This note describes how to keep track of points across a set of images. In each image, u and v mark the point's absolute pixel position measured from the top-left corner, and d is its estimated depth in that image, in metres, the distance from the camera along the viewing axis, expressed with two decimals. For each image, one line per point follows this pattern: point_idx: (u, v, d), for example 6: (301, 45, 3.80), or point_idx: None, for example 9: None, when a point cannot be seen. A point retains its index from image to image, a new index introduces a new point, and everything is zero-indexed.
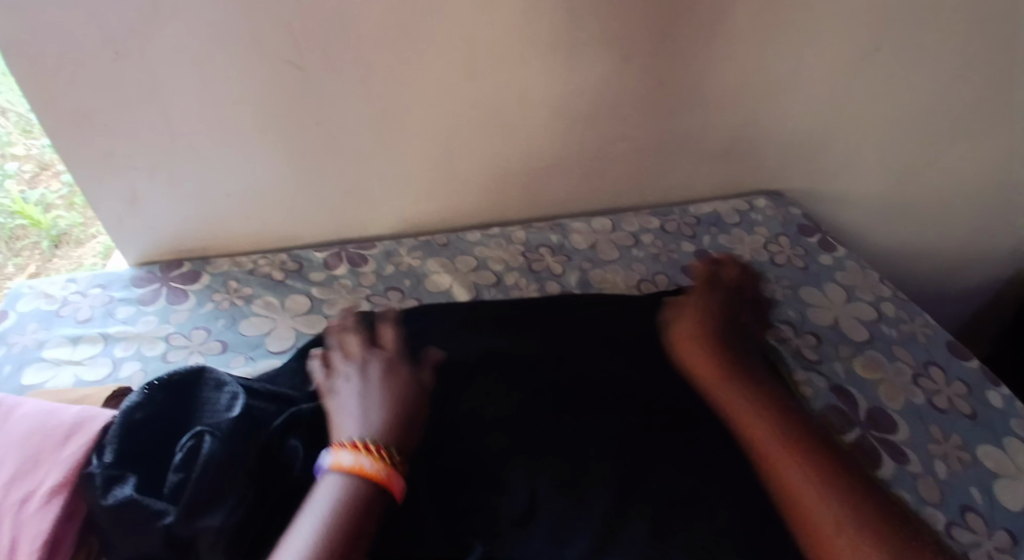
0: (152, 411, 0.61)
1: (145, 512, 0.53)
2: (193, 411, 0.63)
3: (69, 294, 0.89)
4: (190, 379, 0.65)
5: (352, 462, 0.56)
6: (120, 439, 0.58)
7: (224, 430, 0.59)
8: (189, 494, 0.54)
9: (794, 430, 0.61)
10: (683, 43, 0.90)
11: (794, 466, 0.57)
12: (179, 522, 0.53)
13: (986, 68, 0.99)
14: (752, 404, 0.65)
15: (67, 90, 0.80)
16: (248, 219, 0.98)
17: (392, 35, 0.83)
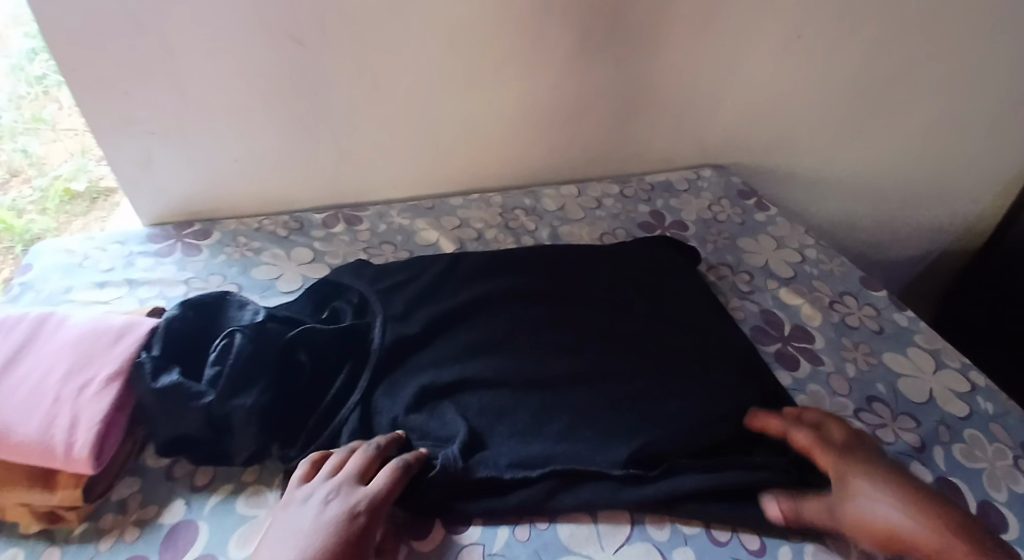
0: (185, 319, 0.72)
1: (186, 393, 0.66)
2: (220, 323, 0.74)
3: (89, 249, 0.98)
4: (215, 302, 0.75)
5: None
6: (165, 340, 0.70)
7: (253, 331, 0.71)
8: (225, 378, 0.66)
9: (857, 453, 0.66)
10: (633, 28, 1.04)
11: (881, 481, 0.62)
12: (217, 400, 0.66)
13: (896, 53, 1.14)
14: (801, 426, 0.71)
15: (95, 62, 0.92)
16: (252, 184, 1.10)
17: (380, 16, 0.95)
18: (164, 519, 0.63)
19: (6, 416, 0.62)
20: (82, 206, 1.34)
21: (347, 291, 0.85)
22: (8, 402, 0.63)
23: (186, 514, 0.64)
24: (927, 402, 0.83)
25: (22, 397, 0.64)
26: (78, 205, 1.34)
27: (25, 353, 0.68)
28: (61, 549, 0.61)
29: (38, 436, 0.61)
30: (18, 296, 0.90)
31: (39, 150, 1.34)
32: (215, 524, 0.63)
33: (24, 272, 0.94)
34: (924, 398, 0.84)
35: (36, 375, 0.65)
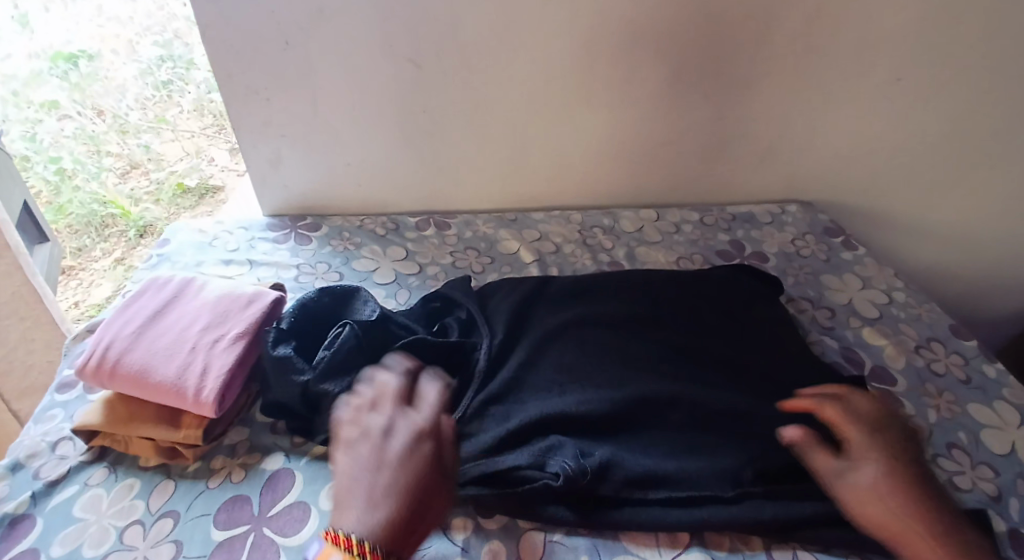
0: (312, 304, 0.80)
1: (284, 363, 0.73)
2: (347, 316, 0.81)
3: (218, 231, 1.10)
4: (345, 295, 0.82)
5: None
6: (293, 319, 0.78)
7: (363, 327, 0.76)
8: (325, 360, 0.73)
9: (886, 442, 0.68)
10: (729, 64, 1.08)
11: (880, 463, 0.66)
12: (313, 379, 0.72)
13: (1003, 104, 1.11)
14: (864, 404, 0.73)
15: (242, 70, 1.05)
16: (358, 187, 1.20)
17: (490, 43, 1.04)
18: (266, 465, 0.72)
19: (150, 358, 0.72)
20: (191, 201, 1.68)
21: (455, 306, 0.88)
22: (153, 347, 0.73)
23: (284, 463, 0.72)
24: (1009, 454, 0.80)
25: (165, 344, 0.74)
26: (188, 200, 1.68)
27: (171, 308, 0.78)
28: (177, 480, 0.70)
29: (174, 378, 0.70)
30: (156, 265, 1.02)
31: (160, 148, 1.74)
32: (309, 474, 0.70)
33: (161, 246, 1.07)
34: (1006, 449, 0.81)
35: (178, 327, 0.75)
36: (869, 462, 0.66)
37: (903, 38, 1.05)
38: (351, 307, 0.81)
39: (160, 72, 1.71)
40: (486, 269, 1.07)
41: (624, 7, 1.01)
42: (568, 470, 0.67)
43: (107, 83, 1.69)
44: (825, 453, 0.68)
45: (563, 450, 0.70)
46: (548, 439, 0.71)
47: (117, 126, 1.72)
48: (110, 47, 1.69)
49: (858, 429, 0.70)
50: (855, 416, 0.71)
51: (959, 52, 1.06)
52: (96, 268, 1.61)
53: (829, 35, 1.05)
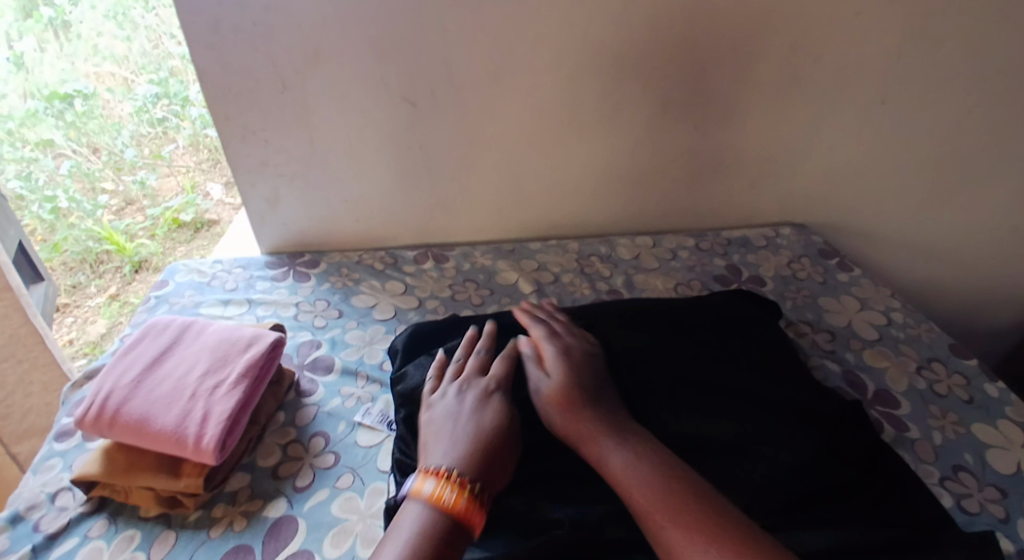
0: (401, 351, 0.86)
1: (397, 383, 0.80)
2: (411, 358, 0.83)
3: (216, 271, 1.10)
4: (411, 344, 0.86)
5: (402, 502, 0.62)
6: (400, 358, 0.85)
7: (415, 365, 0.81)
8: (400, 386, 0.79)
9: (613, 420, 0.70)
10: (718, 94, 1.10)
11: (600, 420, 0.70)
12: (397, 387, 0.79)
13: (987, 125, 1.14)
14: (568, 373, 0.75)
15: (240, 111, 1.06)
16: (356, 222, 1.21)
17: (484, 80, 1.06)
18: (268, 513, 0.71)
19: (149, 407, 0.72)
20: (187, 235, 1.74)
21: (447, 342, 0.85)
22: (152, 394, 0.73)
23: (287, 510, 0.71)
24: (1017, 474, 0.80)
25: (164, 391, 0.74)
26: (184, 234, 1.74)
27: (170, 354, 0.79)
28: (177, 532, 0.69)
29: (173, 426, 0.70)
30: (154, 307, 1.02)
31: (155, 184, 1.79)
32: (312, 521, 0.69)
33: (159, 288, 1.06)
34: (1013, 469, 0.81)
35: (177, 373, 0.76)
36: (594, 421, 0.70)
37: (886, 64, 1.08)
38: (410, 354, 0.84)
39: (145, 99, 1.70)
40: (486, 301, 1.06)
41: (614, 42, 1.04)
42: (570, 517, 0.66)
43: (101, 120, 1.66)
44: (591, 442, 0.68)
45: (567, 499, 0.69)
46: (546, 483, 0.70)
47: (112, 162, 1.72)
48: (101, 79, 1.64)
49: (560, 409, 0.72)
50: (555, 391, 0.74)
51: (942, 76, 1.09)
52: (90, 306, 1.60)
53: (814, 64, 1.08)
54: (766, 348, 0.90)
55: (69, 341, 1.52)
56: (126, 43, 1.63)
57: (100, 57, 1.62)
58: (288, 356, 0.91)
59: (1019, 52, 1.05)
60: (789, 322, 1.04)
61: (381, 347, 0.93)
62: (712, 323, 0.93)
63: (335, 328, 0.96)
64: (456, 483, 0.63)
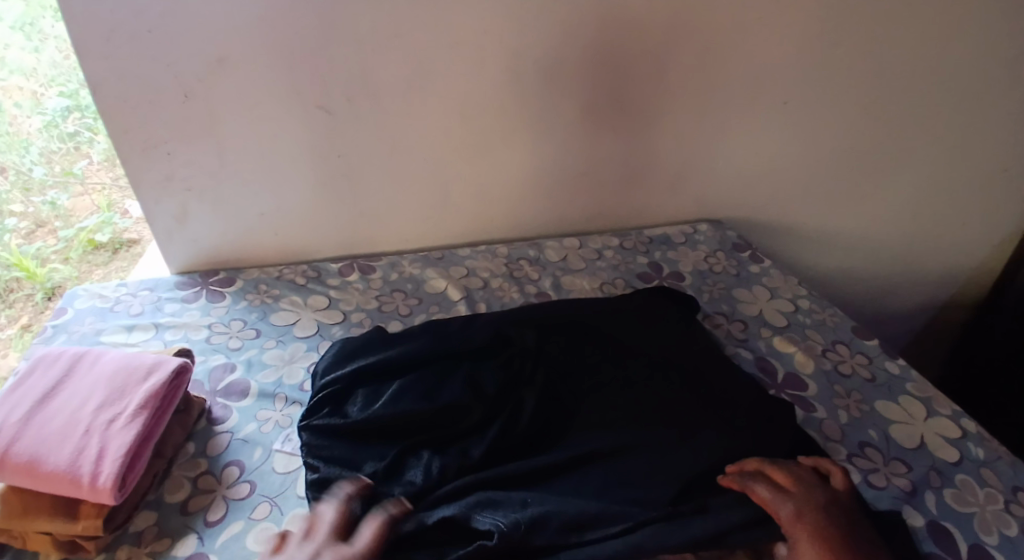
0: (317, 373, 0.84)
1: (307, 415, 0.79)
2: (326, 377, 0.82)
3: (121, 294, 1.04)
4: (327, 364, 0.85)
5: None
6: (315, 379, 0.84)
7: (325, 392, 0.80)
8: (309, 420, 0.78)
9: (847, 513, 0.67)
10: (631, 99, 1.13)
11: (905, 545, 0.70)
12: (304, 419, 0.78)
13: (877, 121, 1.22)
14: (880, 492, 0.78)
15: (141, 125, 1.01)
16: (275, 236, 1.17)
17: (400, 88, 1.05)
18: (177, 551, 0.67)
19: (40, 446, 0.67)
20: (104, 257, 1.43)
21: (363, 360, 0.84)
22: (42, 433, 0.68)
23: (197, 547, 0.67)
24: (919, 448, 0.86)
25: (56, 429, 0.69)
26: (100, 256, 1.43)
27: (62, 388, 0.74)
28: None
29: (67, 466, 0.66)
30: (51, 337, 0.95)
31: (68, 204, 1.43)
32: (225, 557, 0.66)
33: (57, 316, 1.00)
34: (916, 443, 0.86)
35: (70, 409, 0.71)
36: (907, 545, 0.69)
37: (785, 66, 1.13)
38: (327, 373, 0.83)
39: (54, 113, 1.35)
40: (413, 312, 1.04)
41: (529, 48, 1.05)
42: (500, 526, 0.64)
43: (7, 136, 1.34)
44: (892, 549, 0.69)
45: (498, 506, 0.67)
46: (476, 494, 0.69)
47: (21, 182, 1.38)
48: (9, 94, 1.33)
49: (792, 516, 0.67)
50: (789, 495, 0.68)
51: (836, 77, 1.16)
52: (2, 339, 1.29)
53: (718, 67, 1.12)
54: (683, 340, 0.93)
55: None
56: (35, 54, 1.29)
57: (7, 70, 1.31)
58: (198, 382, 0.87)
59: (901, 53, 1.13)
60: (704, 314, 1.08)
61: (299, 366, 0.90)
62: (633, 320, 0.95)
63: (251, 349, 0.93)
64: None
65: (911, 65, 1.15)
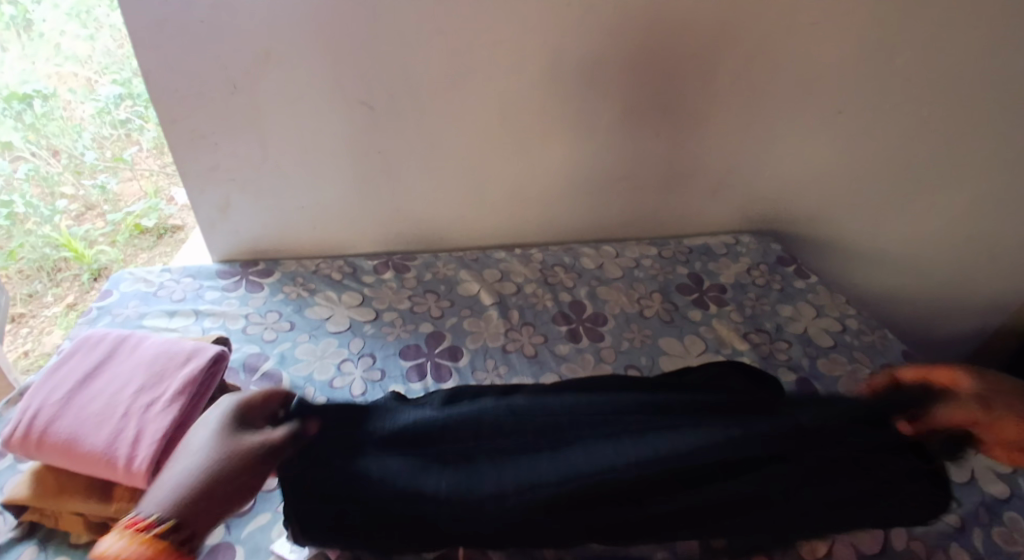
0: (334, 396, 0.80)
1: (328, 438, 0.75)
2: None
3: (164, 280, 1.06)
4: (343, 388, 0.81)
5: None
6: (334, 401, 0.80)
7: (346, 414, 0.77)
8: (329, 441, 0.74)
9: None
10: (676, 105, 1.10)
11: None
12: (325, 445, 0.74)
13: (936, 135, 1.17)
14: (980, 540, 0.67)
15: (188, 116, 1.03)
16: (313, 230, 1.18)
17: (442, 86, 1.04)
18: None
19: (80, 426, 0.68)
20: (150, 241, 1.50)
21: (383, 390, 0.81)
22: (82, 413, 0.70)
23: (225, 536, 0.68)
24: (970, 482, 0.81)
25: (95, 410, 0.70)
26: (146, 240, 1.50)
27: (103, 369, 0.75)
28: None
29: (104, 447, 0.66)
30: (96, 319, 0.97)
31: (116, 188, 1.48)
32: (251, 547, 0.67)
33: (102, 298, 1.02)
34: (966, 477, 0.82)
35: (110, 391, 0.72)
36: None
37: (839, 75, 1.09)
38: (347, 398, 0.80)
39: (107, 100, 1.36)
40: (446, 314, 1.03)
41: (574, 49, 1.03)
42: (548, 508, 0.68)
43: (60, 121, 1.34)
44: None
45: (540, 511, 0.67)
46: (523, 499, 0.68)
47: (72, 165, 1.39)
48: (62, 80, 1.32)
49: None
50: None
51: (894, 88, 1.11)
52: (46, 316, 1.39)
53: (769, 73, 1.08)
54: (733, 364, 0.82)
55: (23, 354, 1.33)
56: (90, 42, 1.31)
57: (61, 58, 1.30)
58: (233, 371, 0.87)
59: (964, 66, 1.08)
60: (745, 331, 1.04)
61: (332, 363, 0.90)
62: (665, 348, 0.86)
63: (285, 342, 0.93)
64: None
65: (975, 79, 1.10)
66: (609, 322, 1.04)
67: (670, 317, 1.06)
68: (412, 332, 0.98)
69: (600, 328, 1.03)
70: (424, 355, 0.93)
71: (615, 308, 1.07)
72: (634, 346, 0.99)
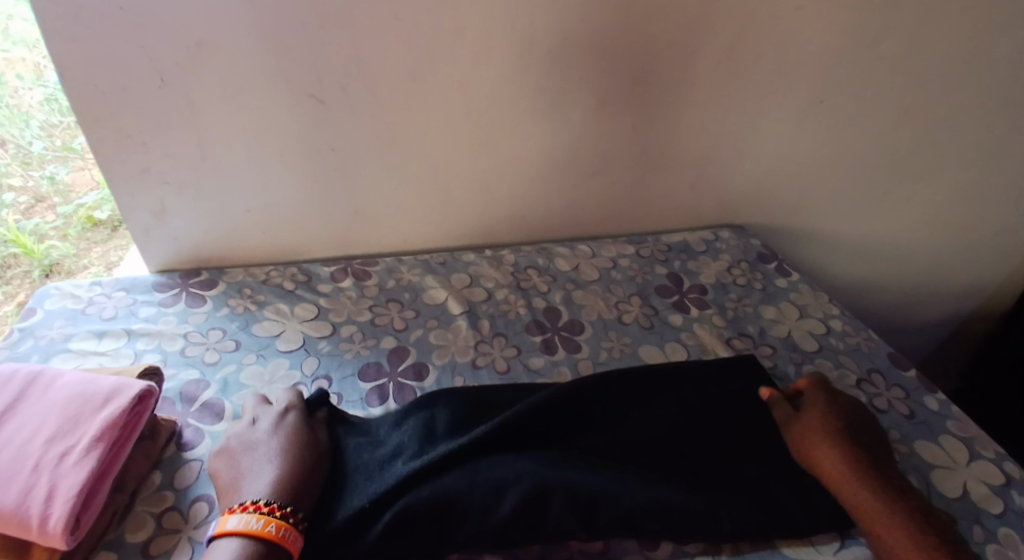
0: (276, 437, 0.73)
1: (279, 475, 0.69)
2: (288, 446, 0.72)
3: (95, 296, 0.96)
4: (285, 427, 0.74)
5: (240, 524, 0.60)
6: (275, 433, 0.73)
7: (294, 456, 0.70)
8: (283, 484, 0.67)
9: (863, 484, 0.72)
10: (654, 93, 1.03)
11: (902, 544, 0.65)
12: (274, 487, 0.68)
13: (918, 124, 1.12)
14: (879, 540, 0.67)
15: (115, 111, 0.92)
16: (263, 234, 1.08)
17: (399, 75, 0.95)
18: None
19: None
20: (104, 235, 1.22)
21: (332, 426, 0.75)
22: None
23: None
24: (962, 499, 0.77)
25: (1, 464, 0.61)
26: (99, 234, 1.22)
27: (12, 413, 0.65)
28: None
29: (13, 508, 0.58)
30: (16, 343, 0.87)
31: (68, 178, 1.16)
32: None
33: (24, 318, 0.91)
34: (958, 492, 0.78)
35: (19, 440, 0.63)
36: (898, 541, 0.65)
37: (822, 61, 1.03)
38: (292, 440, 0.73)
39: (57, 87, 1.06)
40: (409, 326, 0.95)
41: (543, 33, 0.94)
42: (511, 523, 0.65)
43: (7, 109, 1.06)
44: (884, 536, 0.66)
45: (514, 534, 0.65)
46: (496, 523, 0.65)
47: (21, 155, 1.11)
48: (10, 65, 1.04)
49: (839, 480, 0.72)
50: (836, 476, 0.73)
51: (876, 74, 1.05)
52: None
53: (751, 59, 1.02)
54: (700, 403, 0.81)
55: None
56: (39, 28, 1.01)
57: (7, 40, 1.02)
58: (169, 401, 0.79)
59: (947, 51, 1.03)
60: (727, 336, 0.98)
61: (280, 388, 0.82)
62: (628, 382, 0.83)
63: (229, 364, 0.84)
64: (265, 513, 0.61)
65: (958, 65, 1.05)
66: (586, 330, 0.97)
67: (650, 323, 1.00)
68: (372, 348, 0.90)
69: (576, 337, 0.96)
70: (385, 375, 0.86)
71: (592, 315, 1.00)
72: (613, 357, 0.93)
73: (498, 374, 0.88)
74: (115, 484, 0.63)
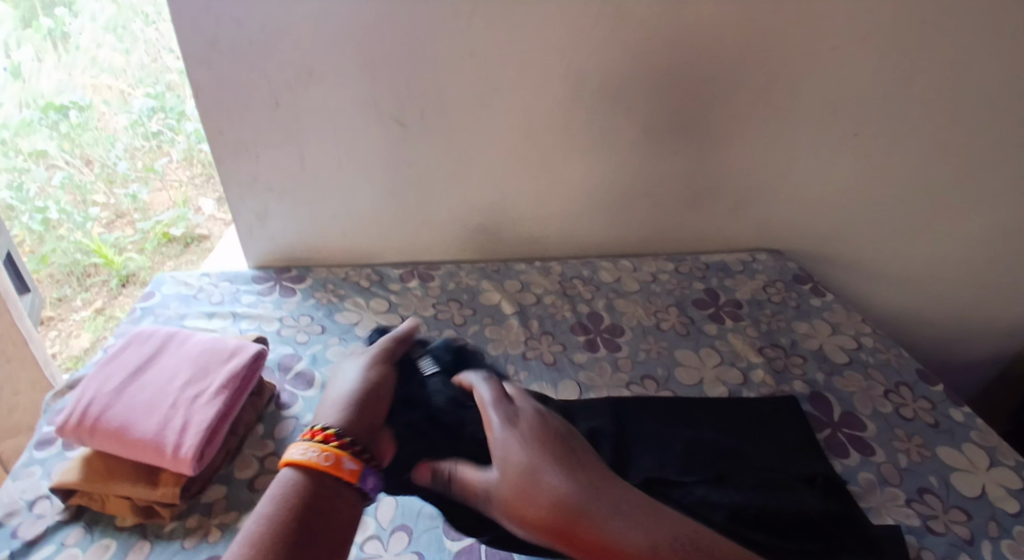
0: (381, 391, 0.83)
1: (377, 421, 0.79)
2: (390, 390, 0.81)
3: (204, 283, 1.12)
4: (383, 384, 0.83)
5: (302, 456, 0.54)
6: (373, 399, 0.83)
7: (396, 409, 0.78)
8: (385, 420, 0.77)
9: None
10: (697, 124, 1.14)
11: None
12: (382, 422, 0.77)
13: (951, 159, 1.19)
14: None
15: (233, 128, 1.09)
16: (345, 238, 1.24)
17: (473, 103, 1.09)
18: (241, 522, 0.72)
19: (131, 415, 0.73)
20: (177, 250, 1.55)
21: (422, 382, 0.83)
22: (133, 403, 0.75)
23: None
24: (979, 498, 0.82)
25: (145, 401, 0.75)
26: (173, 249, 1.56)
27: (153, 363, 0.80)
28: (151, 541, 0.70)
29: (154, 435, 0.71)
30: (140, 318, 1.03)
31: (147, 198, 1.57)
32: None
33: (145, 299, 1.08)
34: (977, 492, 0.83)
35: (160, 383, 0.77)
36: None
37: (858, 98, 1.12)
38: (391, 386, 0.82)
39: (140, 113, 1.50)
40: (468, 321, 1.07)
41: (599, 69, 1.08)
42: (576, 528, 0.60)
43: (95, 131, 1.48)
44: None
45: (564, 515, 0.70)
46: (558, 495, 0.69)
47: (105, 174, 1.52)
48: (96, 92, 1.45)
49: None
50: None
51: (910, 111, 1.14)
52: (75, 319, 1.45)
53: (788, 95, 1.12)
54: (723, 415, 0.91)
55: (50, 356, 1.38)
56: (126, 55, 1.45)
57: (97, 69, 1.44)
58: (270, 369, 0.92)
59: (981, 91, 1.11)
60: (760, 346, 1.07)
61: None
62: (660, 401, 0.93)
63: (317, 344, 0.98)
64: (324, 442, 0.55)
65: (992, 105, 1.12)
66: (626, 333, 1.07)
67: (687, 330, 1.09)
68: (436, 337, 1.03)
69: (617, 339, 1.06)
70: None
71: (632, 321, 1.10)
72: (651, 357, 1.02)
73: (547, 365, 0.99)
74: (230, 425, 0.76)
